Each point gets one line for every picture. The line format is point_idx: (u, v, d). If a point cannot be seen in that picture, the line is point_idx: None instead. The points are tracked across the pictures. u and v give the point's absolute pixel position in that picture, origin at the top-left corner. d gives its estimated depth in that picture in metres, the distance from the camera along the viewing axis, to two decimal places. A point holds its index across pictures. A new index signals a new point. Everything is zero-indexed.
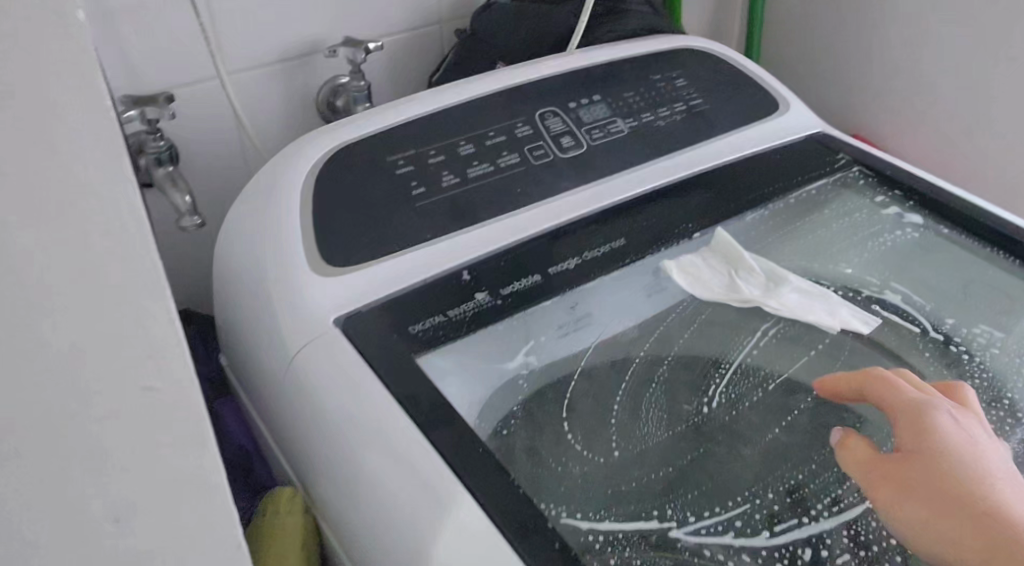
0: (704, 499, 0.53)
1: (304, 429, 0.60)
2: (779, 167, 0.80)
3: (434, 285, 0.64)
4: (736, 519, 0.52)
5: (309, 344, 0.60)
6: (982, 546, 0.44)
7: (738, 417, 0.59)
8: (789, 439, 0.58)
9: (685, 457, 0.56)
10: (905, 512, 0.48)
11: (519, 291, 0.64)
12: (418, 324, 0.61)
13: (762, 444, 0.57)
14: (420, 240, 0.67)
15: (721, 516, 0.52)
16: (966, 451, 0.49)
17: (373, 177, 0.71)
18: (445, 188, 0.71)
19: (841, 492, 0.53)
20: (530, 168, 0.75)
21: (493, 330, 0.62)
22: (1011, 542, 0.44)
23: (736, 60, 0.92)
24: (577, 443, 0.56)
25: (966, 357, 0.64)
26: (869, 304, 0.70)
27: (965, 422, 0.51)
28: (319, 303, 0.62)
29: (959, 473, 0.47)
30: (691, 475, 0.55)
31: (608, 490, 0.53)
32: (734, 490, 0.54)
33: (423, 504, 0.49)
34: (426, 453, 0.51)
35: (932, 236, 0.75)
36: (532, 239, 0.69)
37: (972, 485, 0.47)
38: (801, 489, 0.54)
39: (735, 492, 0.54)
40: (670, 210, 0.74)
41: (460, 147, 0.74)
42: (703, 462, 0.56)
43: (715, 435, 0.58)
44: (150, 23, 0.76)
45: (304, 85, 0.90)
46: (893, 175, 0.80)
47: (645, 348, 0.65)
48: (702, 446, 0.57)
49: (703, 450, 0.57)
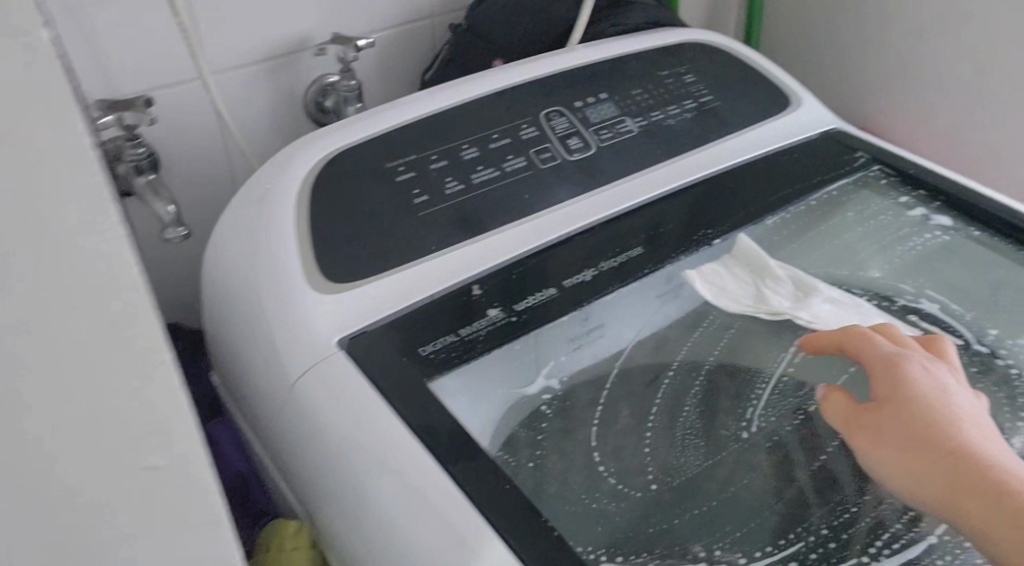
0: (754, 536, 0.49)
1: (307, 461, 0.55)
2: (796, 167, 0.76)
3: (443, 302, 0.60)
4: (791, 559, 0.48)
5: (310, 369, 0.55)
6: (947, 481, 0.48)
7: (779, 443, 0.56)
8: (838, 466, 0.54)
9: (727, 489, 0.52)
10: (886, 463, 0.51)
11: (535, 306, 0.60)
12: (430, 344, 0.56)
13: (809, 473, 0.53)
14: (425, 253, 0.63)
15: (775, 556, 0.48)
16: (933, 398, 0.52)
17: (372, 184, 0.66)
18: (449, 195, 0.67)
19: (897, 526, 0.50)
20: (536, 173, 0.71)
21: (511, 350, 0.58)
22: (968, 471, 0.48)
23: (745, 55, 0.88)
24: (611, 476, 0.52)
25: (1014, 372, 0.60)
26: (905, 315, 0.66)
27: (935, 371, 0.55)
28: (319, 323, 0.57)
29: (924, 417, 0.51)
30: (736, 510, 0.51)
31: (649, 529, 0.49)
32: (784, 526, 0.50)
33: (448, 549, 0.45)
34: (447, 490, 0.47)
35: (962, 237, 0.72)
36: (544, 250, 0.65)
37: (938, 429, 0.50)
38: (856, 523, 0.51)
39: (786, 528, 0.50)
40: (687, 216, 0.70)
41: (463, 152, 0.70)
42: (746, 494, 0.52)
43: (756, 463, 0.54)
44: (125, 20, 0.71)
45: (292, 86, 0.85)
46: (916, 173, 0.76)
47: (673, 368, 0.61)
48: (744, 477, 0.53)
49: (745, 481, 0.53)
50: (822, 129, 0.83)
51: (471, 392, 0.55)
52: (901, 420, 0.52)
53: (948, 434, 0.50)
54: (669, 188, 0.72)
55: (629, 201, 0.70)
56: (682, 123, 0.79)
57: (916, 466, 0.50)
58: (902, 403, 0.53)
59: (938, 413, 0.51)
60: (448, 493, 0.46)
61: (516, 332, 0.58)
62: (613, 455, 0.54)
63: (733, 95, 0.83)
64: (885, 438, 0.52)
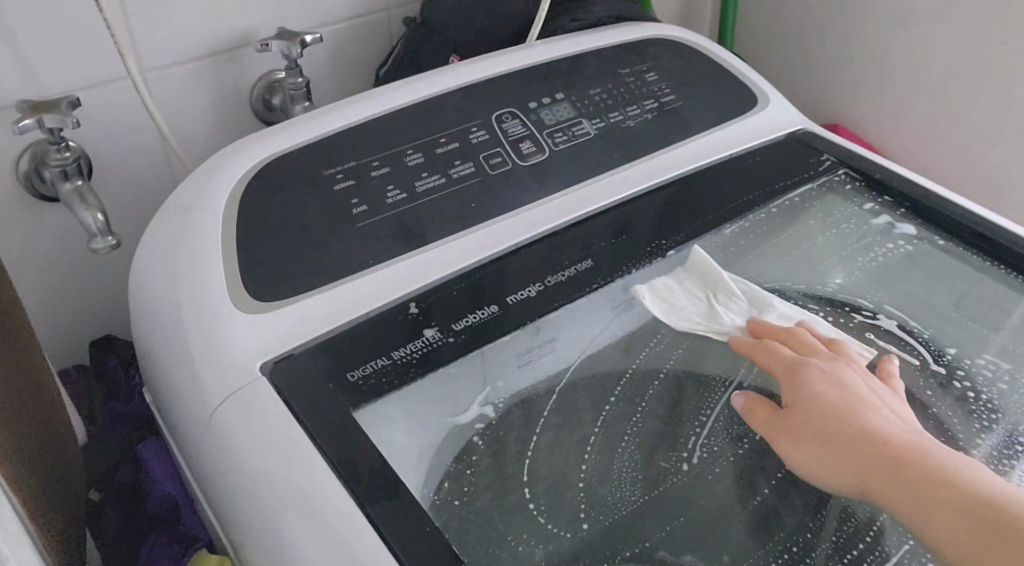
0: None
1: (228, 494, 0.52)
2: (759, 170, 0.73)
3: (376, 321, 0.56)
4: None
5: (230, 396, 0.52)
6: (879, 475, 0.50)
7: (717, 479, 0.55)
8: (774, 504, 0.54)
9: (658, 532, 0.53)
10: (818, 469, 0.52)
11: (474, 325, 0.57)
12: (359, 370, 0.53)
13: (743, 514, 0.54)
14: (362, 267, 0.60)
15: None
16: (842, 398, 0.54)
17: (307, 193, 0.62)
18: (390, 205, 0.63)
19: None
20: (486, 180, 0.67)
21: (447, 375, 0.55)
22: (895, 464, 0.50)
23: (710, 49, 0.85)
24: (540, 516, 0.51)
25: (972, 396, 0.59)
26: (862, 332, 0.64)
27: (838, 369, 0.56)
28: (243, 346, 0.54)
29: (840, 419, 0.52)
30: (663, 556, 0.51)
31: None
32: None
33: None
34: (365, 535, 0.44)
35: (927, 247, 0.69)
36: (489, 263, 0.62)
37: (856, 429, 0.52)
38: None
39: None
40: (641, 224, 0.67)
41: (407, 157, 0.66)
42: (677, 538, 0.52)
43: (692, 502, 0.54)
44: (48, 16, 0.67)
45: (236, 83, 0.81)
46: (882, 177, 0.73)
47: (617, 391, 0.59)
48: (678, 518, 0.53)
49: (679, 523, 0.53)
50: (789, 128, 0.79)
51: (399, 424, 0.52)
52: (819, 421, 0.53)
53: (865, 430, 0.52)
54: (624, 195, 0.69)
55: (582, 209, 0.67)
56: (641, 125, 0.75)
57: (844, 466, 0.51)
58: (814, 408, 0.54)
59: (851, 409, 0.53)
60: (368, 542, 0.44)
61: (451, 356, 0.55)
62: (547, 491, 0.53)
63: (696, 93, 0.79)
64: (809, 440, 0.53)
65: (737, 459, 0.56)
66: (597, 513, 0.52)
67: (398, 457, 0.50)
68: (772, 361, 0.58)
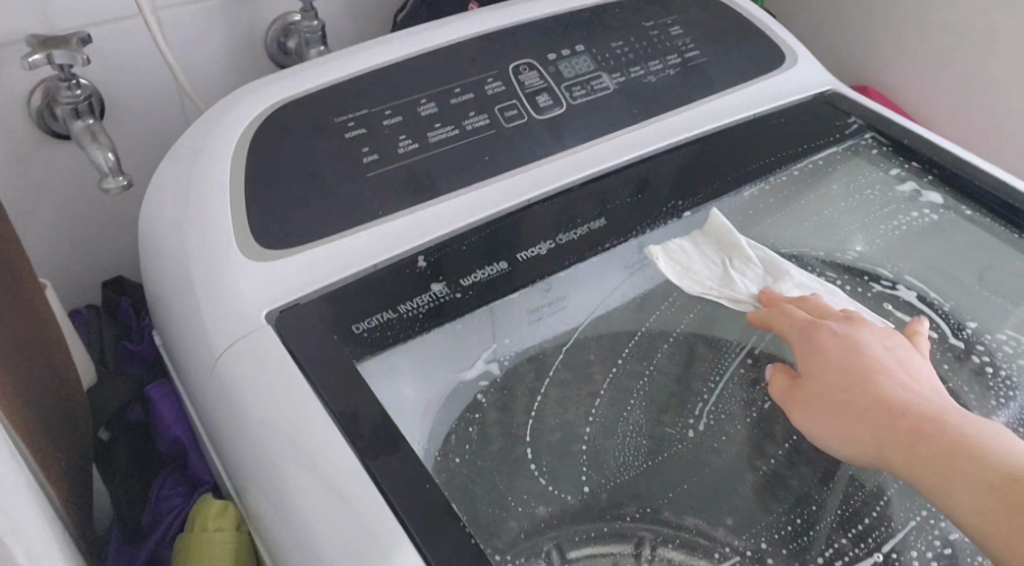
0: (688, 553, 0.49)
1: (231, 440, 0.52)
2: (783, 132, 0.71)
3: (384, 273, 0.56)
4: None
5: (236, 343, 0.52)
6: (892, 443, 0.49)
7: (724, 444, 0.54)
8: (786, 475, 0.53)
9: (665, 496, 0.51)
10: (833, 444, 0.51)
11: (482, 281, 0.56)
12: (365, 322, 0.52)
13: (752, 482, 0.53)
14: (371, 218, 0.59)
15: None
16: (856, 366, 0.52)
17: (318, 140, 0.61)
18: (402, 155, 0.62)
19: (840, 543, 0.50)
20: (501, 133, 0.66)
21: (453, 329, 0.54)
22: (909, 429, 0.48)
23: (736, 4, 0.82)
24: (542, 476, 0.50)
25: (990, 371, 0.57)
26: (880, 304, 0.62)
27: (854, 332, 0.55)
28: (249, 293, 0.53)
29: (851, 388, 0.51)
30: (672, 521, 0.50)
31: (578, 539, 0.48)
32: (721, 541, 0.50)
33: (359, 549, 0.42)
34: (363, 485, 0.44)
35: (953, 216, 0.67)
36: (500, 218, 0.61)
37: (868, 397, 0.51)
38: (798, 539, 0.50)
39: (722, 543, 0.50)
40: (658, 184, 0.65)
41: (421, 106, 0.65)
42: (685, 503, 0.51)
43: (698, 466, 0.53)
44: None
45: (249, 24, 0.79)
46: (911, 142, 0.71)
47: (626, 352, 0.58)
48: (683, 482, 0.52)
49: (684, 487, 0.52)
50: (815, 89, 0.77)
51: (400, 380, 0.52)
52: (828, 391, 0.52)
53: (874, 395, 0.51)
54: (641, 153, 0.67)
55: (597, 166, 0.65)
56: (662, 81, 0.73)
57: (859, 433, 0.50)
58: (826, 378, 0.53)
59: (860, 374, 0.52)
60: (365, 493, 0.44)
61: (459, 311, 0.54)
62: (551, 454, 0.52)
63: (720, 50, 0.77)
64: (818, 407, 0.52)
65: (746, 426, 0.55)
66: (602, 475, 0.51)
67: (396, 413, 0.49)
68: (787, 328, 0.57)
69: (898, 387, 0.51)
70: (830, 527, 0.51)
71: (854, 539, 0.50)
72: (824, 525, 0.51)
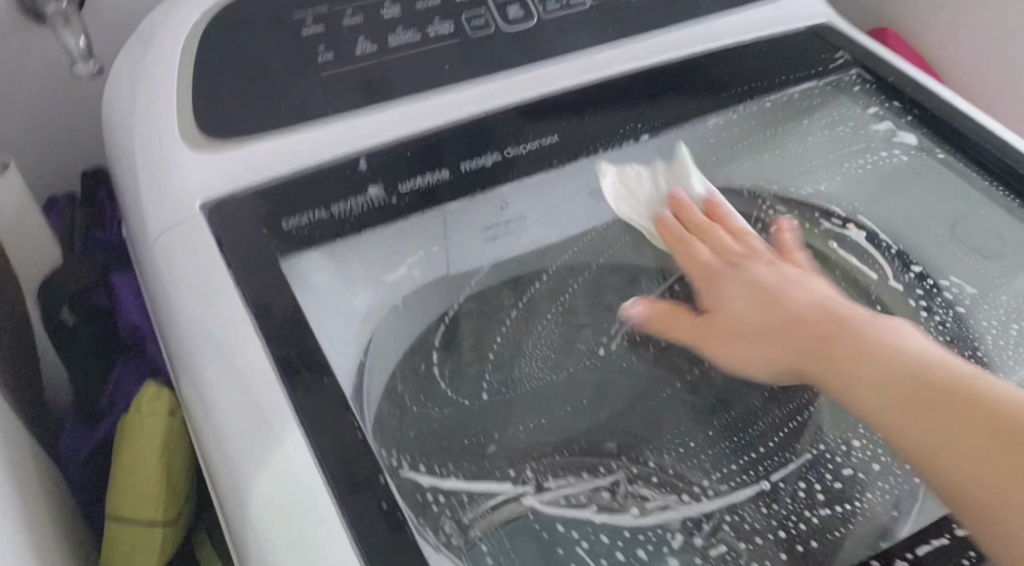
0: (573, 466, 0.56)
1: (162, 321, 0.53)
2: (766, 58, 0.68)
3: (322, 174, 0.55)
4: (602, 488, 0.56)
5: (167, 232, 0.52)
6: (913, 400, 0.48)
7: (627, 366, 0.62)
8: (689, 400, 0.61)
9: (563, 409, 0.59)
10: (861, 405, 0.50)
11: (422, 188, 0.56)
12: (294, 218, 0.53)
13: (656, 402, 0.61)
14: (320, 118, 0.58)
15: (587, 484, 0.56)
16: (840, 326, 0.54)
17: (273, 36, 0.60)
18: (358, 57, 0.61)
19: (729, 471, 0.58)
20: (465, 43, 0.64)
21: (376, 241, 0.56)
22: (922, 387, 0.48)
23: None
24: (443, 383, 0.58)
25: (923, 312, 0.61)
26: (825, 241, 0.66)
27: (778, 266, 0.60)
28: (186, 185, 0.54)
29: (856, 346, 0.52)
30: (574, 438, 0.58)
31: (465, 442, 0.55)
32: (603, 448, 0.58)
33: (251, 438, 0.43)
34: (265, 377, 0.44)
35: (928, 159, 0.65)
36: (450, 128, 0.59)
37: (855, 352, 0.52)
38: (686, 450, 0.59)
39: (605, 449, 0.58)
40: (623, 105, 0.63)
41: (384, 9, 0.63)
42: (585, 434, 0.58)
43: (603, 383, 0.61)
44: None
45: None
46: (898, 82, 0.68)
47: (548, 274, 0.65)
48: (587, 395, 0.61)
49: (587, 400, 0.60)
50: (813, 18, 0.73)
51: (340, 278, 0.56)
52: (778, 332, 0.56)
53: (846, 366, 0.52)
54: (612, 71, 0.65)
55: (562, 80, 0.63)
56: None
57: (880, 397, 0.49)
58: (832, 341, 0.53)
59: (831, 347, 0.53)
60: (267, 379, 0.44)
61: (392, 216, 0.55)
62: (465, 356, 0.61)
63: None
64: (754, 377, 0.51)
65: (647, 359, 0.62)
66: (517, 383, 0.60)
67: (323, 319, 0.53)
68: (691, 262, 0.62)
69: (879, 356, 0.51)
70: (721, 456, 0.59)
71: (739, 470, 0.58)
72: (715, 452, 0.59)
